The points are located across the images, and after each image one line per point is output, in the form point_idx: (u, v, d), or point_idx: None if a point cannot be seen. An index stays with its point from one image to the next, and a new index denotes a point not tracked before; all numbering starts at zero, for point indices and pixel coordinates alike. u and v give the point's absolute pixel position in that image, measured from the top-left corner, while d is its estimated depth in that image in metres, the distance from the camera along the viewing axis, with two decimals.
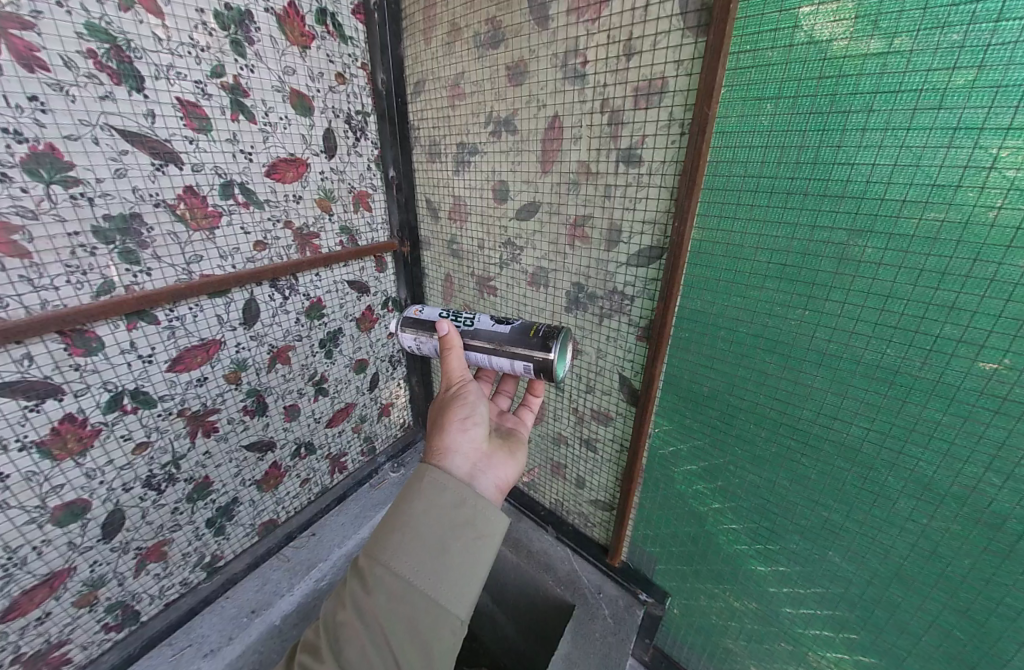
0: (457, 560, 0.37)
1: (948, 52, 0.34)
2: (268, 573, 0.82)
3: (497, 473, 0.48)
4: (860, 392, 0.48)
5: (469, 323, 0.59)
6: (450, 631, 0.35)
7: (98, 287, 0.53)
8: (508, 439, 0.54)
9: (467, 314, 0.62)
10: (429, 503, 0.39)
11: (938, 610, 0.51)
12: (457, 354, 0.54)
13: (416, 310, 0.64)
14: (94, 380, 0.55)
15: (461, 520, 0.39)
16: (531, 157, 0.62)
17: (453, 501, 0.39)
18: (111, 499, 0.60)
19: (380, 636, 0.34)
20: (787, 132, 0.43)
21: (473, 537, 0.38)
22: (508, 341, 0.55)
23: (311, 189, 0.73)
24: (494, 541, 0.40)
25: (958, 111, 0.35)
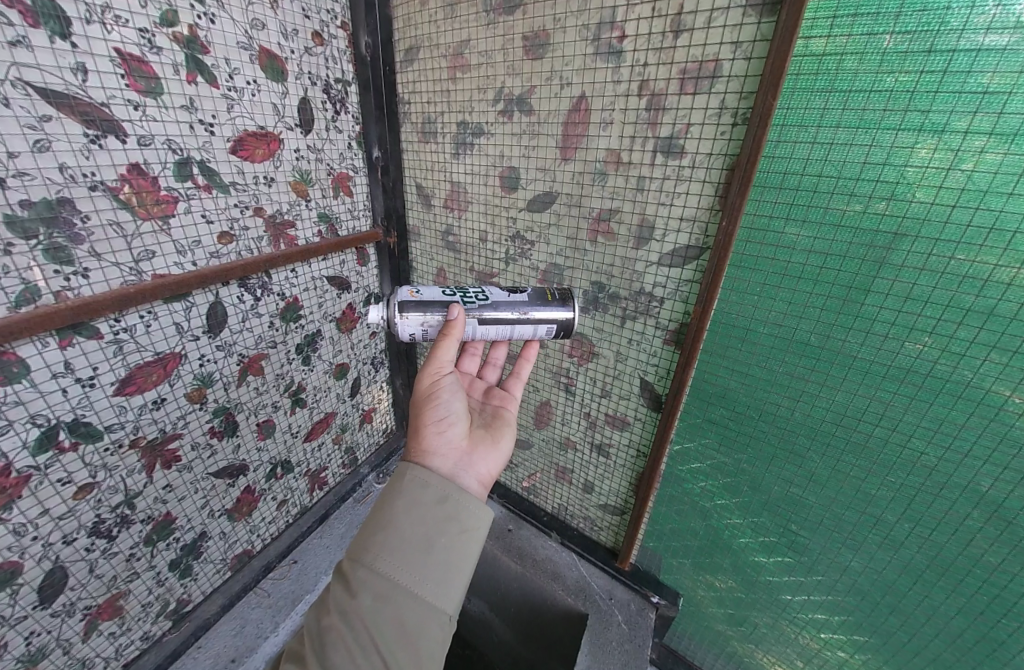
0: (446, 556, 0.32)
1: (1014, 54, 0.34)
2: (246, 611, 0.73)
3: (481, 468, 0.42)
4: (887, 395, 0.48)
5: (484, 297, 0.51)
6: (444, 636, 0.30)
7: (16, 295, 0.41)
8: (492, 429, 0.49)
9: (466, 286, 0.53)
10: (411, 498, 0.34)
11: (940, 594, 0.55)
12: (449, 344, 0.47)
13: (411, 291, 0.51)
14: (19, 415, 0.43)
15: (447, 516, 0.34)
16: (549, 142, 0.56)
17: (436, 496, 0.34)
18: (48, 556, 0.48)
19: (366, 644, 0.28)
20: (869, 128, 0.41)
21: (460, 533, 0.34)
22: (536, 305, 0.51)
23: (284, 170, 0.62)
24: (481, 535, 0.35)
25: (1017, 118, 0.35)
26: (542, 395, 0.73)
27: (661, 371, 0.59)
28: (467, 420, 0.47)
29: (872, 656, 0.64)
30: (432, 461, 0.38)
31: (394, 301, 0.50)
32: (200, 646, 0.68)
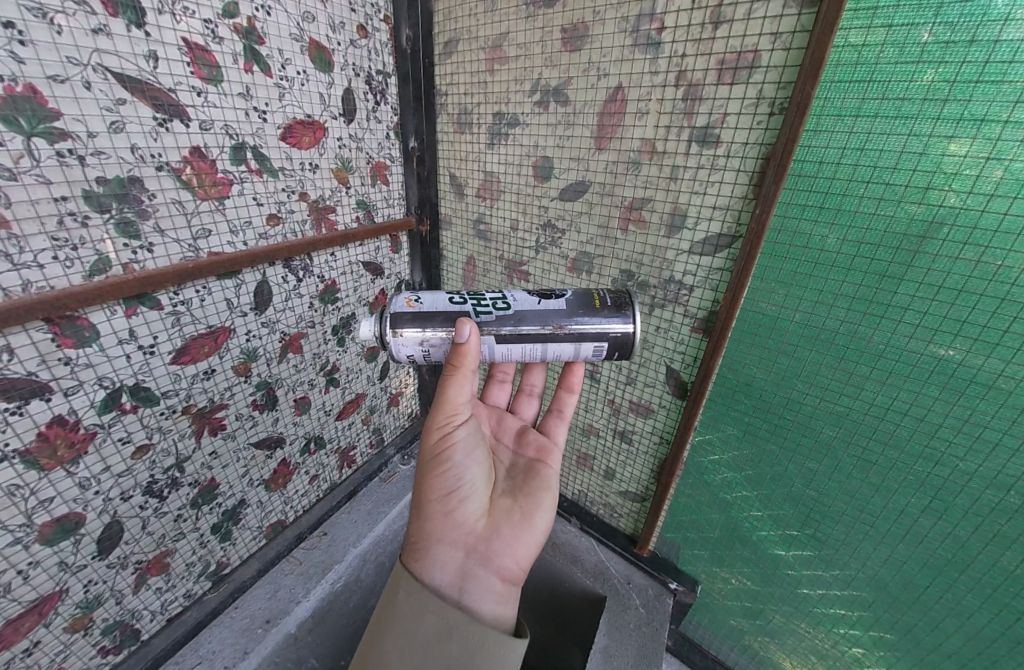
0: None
1: None
2: (279, 578, 0.76)
3: (514, 549, 0.44)
4: (917, 387, 0.49)
5: (510, 304, 0.47)
6: None
7: (91, 265, 0.44)
8: (527, 495, 0.50)
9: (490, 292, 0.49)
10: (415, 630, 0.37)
11: (965, 591, 0.55)
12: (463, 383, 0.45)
13: (408, 299, 0.48)
14: (88, 376, 0.46)
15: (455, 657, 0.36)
16: (583, 133, 0.58)
17: (440, 629, 0.36)
18: (108, 511, 0.52)
19: None
20: (907, 119, 0.41)
21: None
22: (579, 315, 0.46)
23: (328, 157, 0.65)
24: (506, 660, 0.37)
25: None
26: None
27: (687, 359, 0.60)
28: (488, 490, 0.48)
29: (891, 652, 0.64)
30: (436, 565, 0.41)
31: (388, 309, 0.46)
32: (236, 608, 0.71)
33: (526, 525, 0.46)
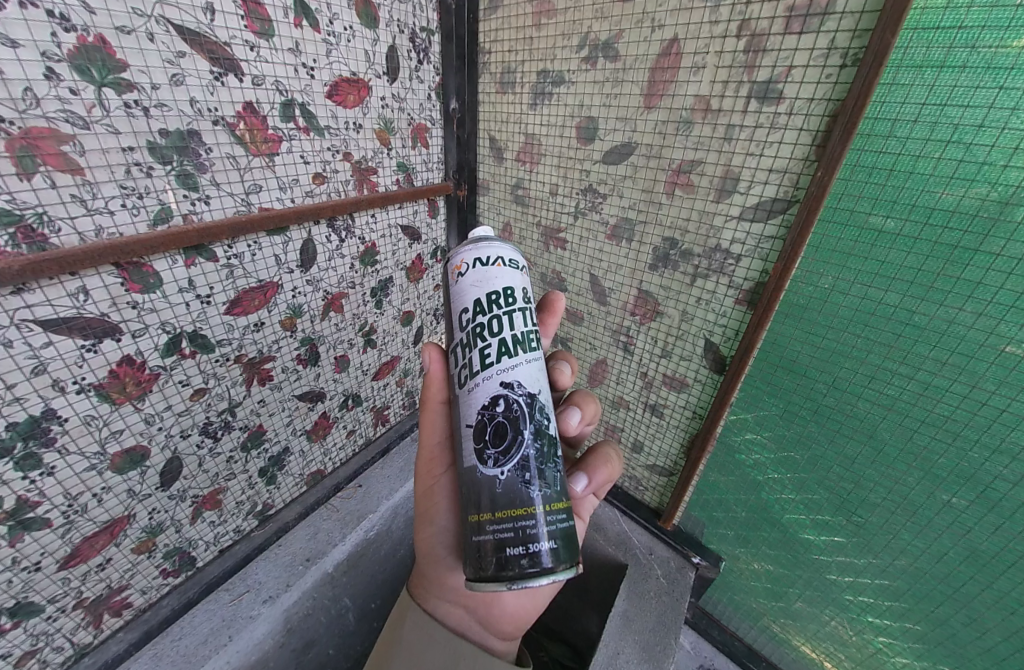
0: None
1: None
2: (318, 522, 0.82)
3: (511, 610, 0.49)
4: (980, 368, 0.46)
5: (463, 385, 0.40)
6: None
7: (155, 213, 0.47)
8: None
9: (472, 362, 0.39)
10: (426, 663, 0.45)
11: (1009, 588, 0.52)
12: (440, 416, 0.51)
13: (458, 264, 0.42)
14: (152, 321, 0.50)
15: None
16: (633, 90, 0.55)
17: (449, 658, 0.46)
18: (169, 446, 0.57)
19: None
20: (999, 71, 0.37)
21: None
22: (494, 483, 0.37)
23: (371, 117, 0.65)
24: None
25: None
26: (599, 354, 0.75)
27: (728, 333, 0.59)
28: None
29: (918, 643, 0.63)
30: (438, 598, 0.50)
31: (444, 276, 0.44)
32: (279, 546, 0.77)
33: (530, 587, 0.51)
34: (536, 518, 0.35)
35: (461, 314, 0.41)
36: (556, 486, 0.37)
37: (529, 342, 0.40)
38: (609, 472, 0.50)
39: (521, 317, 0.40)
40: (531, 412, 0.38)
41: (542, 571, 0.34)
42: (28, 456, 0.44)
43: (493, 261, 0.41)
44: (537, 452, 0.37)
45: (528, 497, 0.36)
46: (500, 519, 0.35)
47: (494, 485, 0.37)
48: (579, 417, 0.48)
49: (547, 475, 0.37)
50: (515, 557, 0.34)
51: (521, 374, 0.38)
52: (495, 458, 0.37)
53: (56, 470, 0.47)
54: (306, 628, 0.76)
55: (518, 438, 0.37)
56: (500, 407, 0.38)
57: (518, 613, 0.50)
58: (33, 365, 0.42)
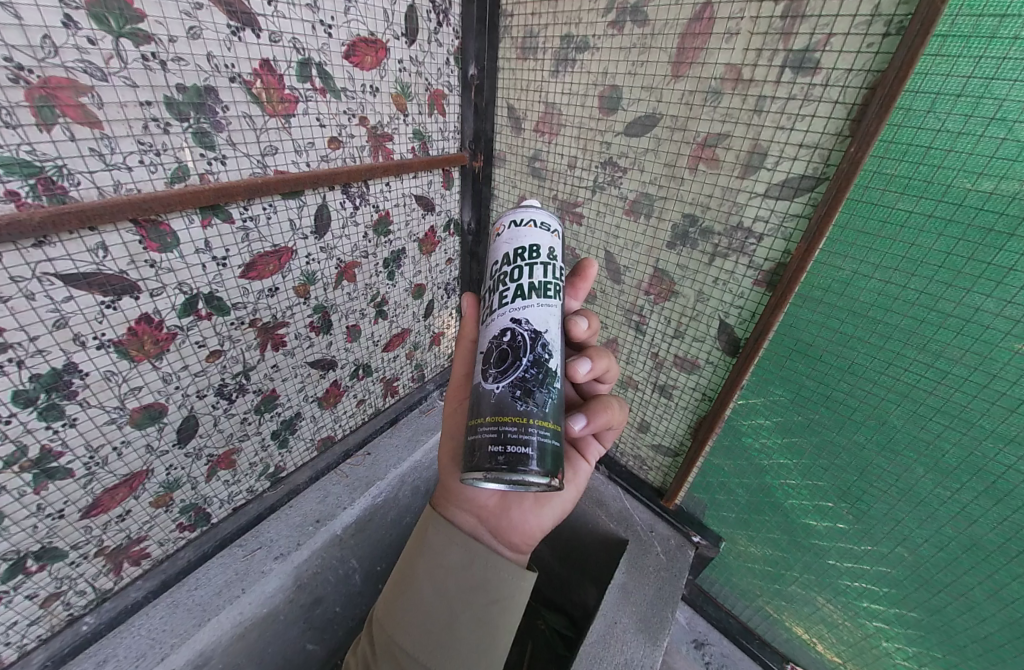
0: (474, 620, 0.45)
1: None
2: (328, 487, 0.84)
3: (522, 525, 0.51)
4: (1001, 360, 0.45)
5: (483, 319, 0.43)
6: None
7: (172, 171, 0.46)
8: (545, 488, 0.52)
9: (491, 304, 0.43)
10: (444, 560, 0.47)
11: (1010, 580, 0.53)
12: (469, 353, 0.54)
13: (499, 226, 0.45)
14: (169, 280, 0.50)
15: (478, 580, 0.47)
16: (660, 58, 0.53)
17: (465, 557, 0.47)
18: (185, 405, 0.58)
19: None
20: None
21: (489, 601, 0.46)
22: (489, 393, 0.38)
23: (388, 81, 0.63)
24: (519, 592, 0.48)
25: None
26: (610, 332, 0.75)
27: (744, 314, 0.58)
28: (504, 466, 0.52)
29: (912, 630, 0.64)
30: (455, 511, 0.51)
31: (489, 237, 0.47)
32: (290, 507, 0.80)
33: (540, 506, 0.52)
34: (520, 427, 0.36)
35: (491, 265, 0.44)
36: (546, 408, 0.37)
37: (547, 291, 0.41)
38: (609, 416, 0.49)
39: (541, 269, 0.41)
40: (533, 346, 0.39)
41: (515, 472, 0.34)
42: (50, 407, 0.46)
43: (524, 223, 0.43)
44: (533, 377, 0.38)
45: (517, 411, 0.37)
46: (491, 422, 0.37)
47: (489, 396, 0.38)
48: (589, 368, 0.47)
49: (538, 397, 0.37)
50: (493, 454, 0.35)
51: (530, 312, 0.39)
52: (492, 374, 0.39)
53: (78, 422, 0.48)
54: (314, 586, 0.79)
55: (517, 360, 0.38)
56: (506, 335, 0.40)
57: (528, 530, 0.51)
58: (55, 318, 0.43)
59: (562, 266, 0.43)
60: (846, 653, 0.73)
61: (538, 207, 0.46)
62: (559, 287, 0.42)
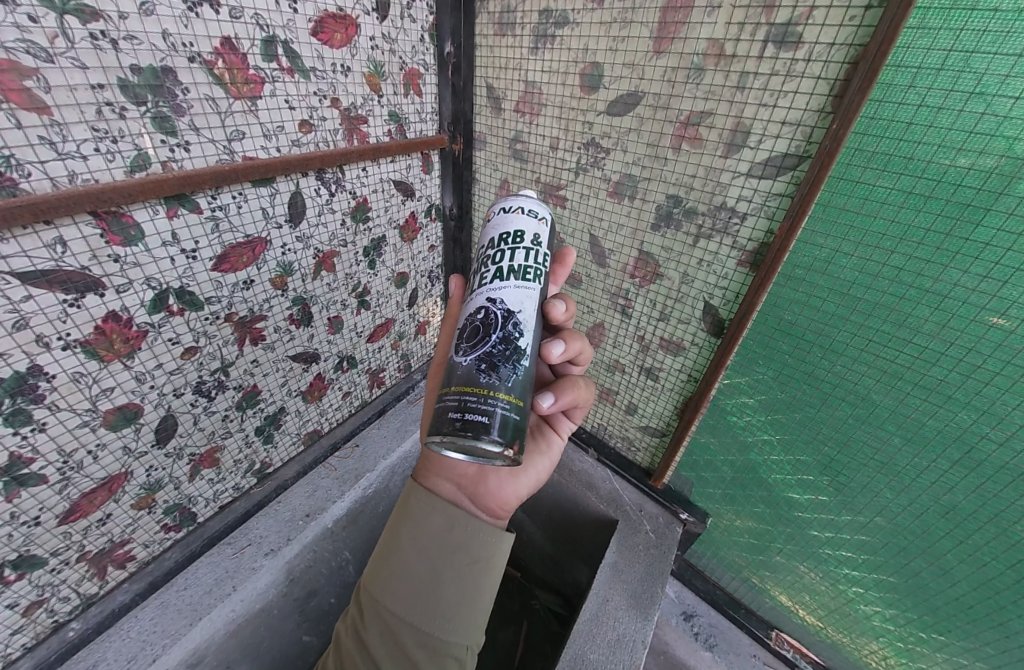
0: (457, 579, 0.46)
1: None
2: (317, 481, 0.83)
3: (498, 492, 0.51)
4: (976, 334, 0.46)
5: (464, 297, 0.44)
6: None
7: (132, 160, 0.43)
8: None
9: (471, 285, 0.43)
10: (425, 526, 0.47)
11: (981, 544, 0.55)
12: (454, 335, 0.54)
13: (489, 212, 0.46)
14: (137, 275, 0.48)
15: (457, 544, 0.47)
16: (642, 33, 0.52)
17: (444, 522, 0.47)
18: (162, 405, 0.56)
19: None
20: None
21: (468, 560, 0.47)
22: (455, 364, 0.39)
23: (360, 59, 0.60)
24: (499, 550, 0.48)
25: None
26: (596, 316, 0.75)
27: (728, 295, 0.58)
28: None
29: (888, 593, 0.67)
30: (435, 479, 0.51)
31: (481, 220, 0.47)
32: (279, 503, 0.79)
33: (516, 474, 0.52)
34: (481, 397, 0.37)
35: (477, 248, 0.44)
36: (509, 382, 0.38)
37: (527, 274, 0.40)
38: (576, 395, 0.49)
39: (524, 254, 0.41)
40: (505, 325, 0.39)
41: (471, 437, 0.35)
42: (17, 413, 0.43)
43: (512, 209, 0.43)
44: (500, 353, 0.38)
45: (481, 384, 0.37)
46: (457, 392, 0.38)
47: (457, 369, 0.39)
48: (562, 350, 0.47)
49: (503, 371, 0.38)
50: (454, 420, 0.36)
51: (505, 292, 0.39)
52: (462, 347, 0.39)
53: (48, 427, 0.46)
54: (308, 579, 0.79)
55: (486, 335, 0.38)
56: (479, 312, 0.40)
57: (504, 497, 0.52)
58: (14, 320, 0.41)
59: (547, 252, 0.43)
60: (827, 617, 0.76)
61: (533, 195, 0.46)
62: (540, 273, 0.42)
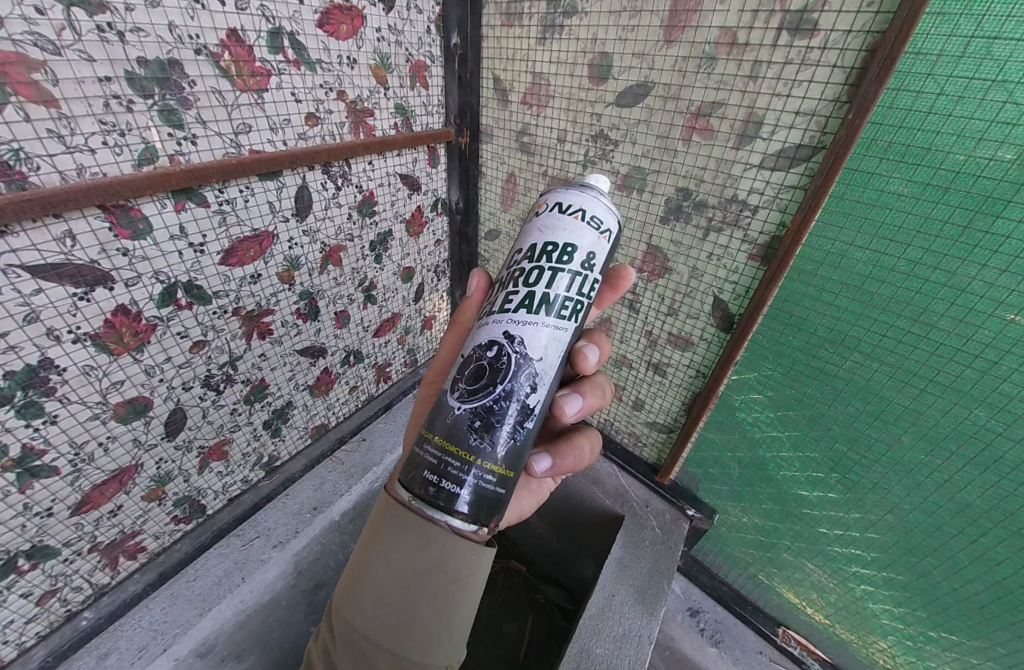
0: (431, 605, 0.43)
1: None
2: (324, 474, 0.84)
3: None
4: (996, 329, 0.45)
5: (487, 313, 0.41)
6: None
7: (139, 153, 0.43)
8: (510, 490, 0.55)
9: (496, 301, 0.41)
10: (395, 547, 0.44)
11: (995, 543, 0.54)
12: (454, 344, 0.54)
13: (543, 202, 0.42)
14: (145, 269, 0.48)
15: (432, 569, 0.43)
16: (652, 23, 0.51)
17: (415, 546, 0.42)
18: (171, 398, 0.57)
19: None
20: None
21: (446, 584, 0.43)
22: (448, 406, 0.38)
23: (366, 51, 0.60)
24: (480, 572, 0.44)
25: None
26: (604, 312, 0.74)
27: (739, 289, 0.57)
28: None
29: (899, 592, 0.67)
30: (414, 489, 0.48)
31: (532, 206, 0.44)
32: (287, 496, 0.80)
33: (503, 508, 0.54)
34: (462, 461, 0.36)
35: (516, 252, 0.41)
36: (499, 448, 0.36)
37: (559, 308, 0.38)
38: (574, 463, 0.49)
39: (567, 279, 0.38)
40: (516, 374, 0.37)
41: (439, 506, 0.36)
42: (29, 405, 0.44)
43: (572, 212, 0.39)
44: (498, 410, 0.36)
45: (469, 444, 0.36)
46: (438, 446, 0.37)
47: (449, 415, 0.38)
48: (575, 409, 0.45)
49: (495, 435, 0.36)
50: (429, 480, 0.36)
51: (528, 332, 0.37)
52: (462, 393, 0.37)
53: (59, 419, 0.47)
54: (316, 571, 0.79)
55: (487, 388, 0.36)
56: (493, 350, 0.37)
57: None
58: (25, 313, 0.41)
59: (595, 274, 0.40)
60: (834, 615, 0.76)
61: (604, 194, 0.41)
62: (577, 305, 0.39)
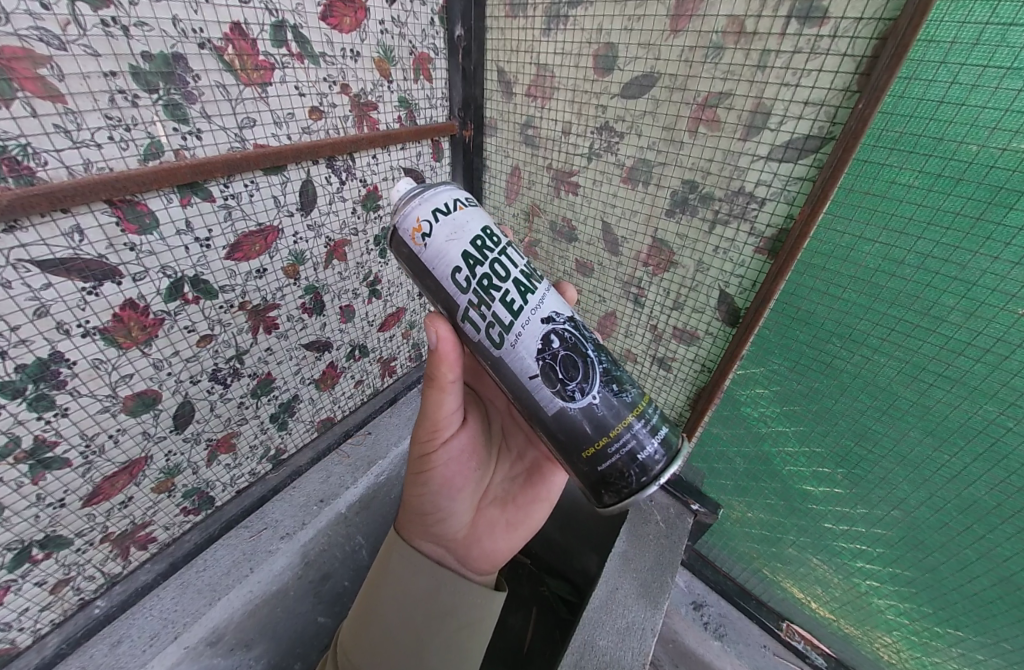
0: (443, 644, 0.50)
1: None
2: (330, 467, 0.85)
3: (487, 549, 0.55)
4: (1007, 323, 0.44)
5: (497, 337, 0.39)
6: None
7: (144, 148, 0.44)
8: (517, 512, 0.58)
9: (501, 315, 0.39)
10: (409, 588, 0.50)
11: (1004, 540, 0.54)
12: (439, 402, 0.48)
13: (414, 226, 0.40)
14: (152, 263, 0.49)
15: (445, 607, 0.50)
16: (658, 12, 0.50)
17: (432, 586, 0.50)
18: (179, 391, 0.57)
19: None
20: None
21: (457, 626, 0.51)
22: (594, 409, 0.39)
23: (369, 44, 0.59)
24: (486, 613, 0.53)
25: None
26: (608, 306, 0.74)
27: (745, 283, 0.57)
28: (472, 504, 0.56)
29: (905, 588, 0.66)
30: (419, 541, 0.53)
31: (395, 237, 0.41)
32: (294, 488, 0.81)
33: (510, 530, 0.57)
34: (642, 417, 0.40)
35: (462, 270, 0.39)
36: (632, 381, 0.42)
37: (534, 274, 0.42)
38: None
39: (514, 251, 0.41)
40: (582, 333, 0.41)
41: (667, 453, 0.40)
42: (40, 398, 0.45)
43: (457, 205, 0.40)
44: (607, 364, 0.41)
45: (629, 402, 0.40)
46: (615, 438, 0.39)
47: (595, 408, 0.39)
48: None
49: (624, 378, 0.42)
50: (645, 456, 0.39)
51: (548, 302, 0.41)
52: (583, 386, 0.39)
53: (70, 412, 0.48)
54: (323, 561, 0.81)
55: (588, 360, 0.40)
56: (555, 340, 0.39)
57: (495, 553, 0.56)
58: (35, 306, 0.41)
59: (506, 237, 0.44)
60: (839, 610, 0.76)
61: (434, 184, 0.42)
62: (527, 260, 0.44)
